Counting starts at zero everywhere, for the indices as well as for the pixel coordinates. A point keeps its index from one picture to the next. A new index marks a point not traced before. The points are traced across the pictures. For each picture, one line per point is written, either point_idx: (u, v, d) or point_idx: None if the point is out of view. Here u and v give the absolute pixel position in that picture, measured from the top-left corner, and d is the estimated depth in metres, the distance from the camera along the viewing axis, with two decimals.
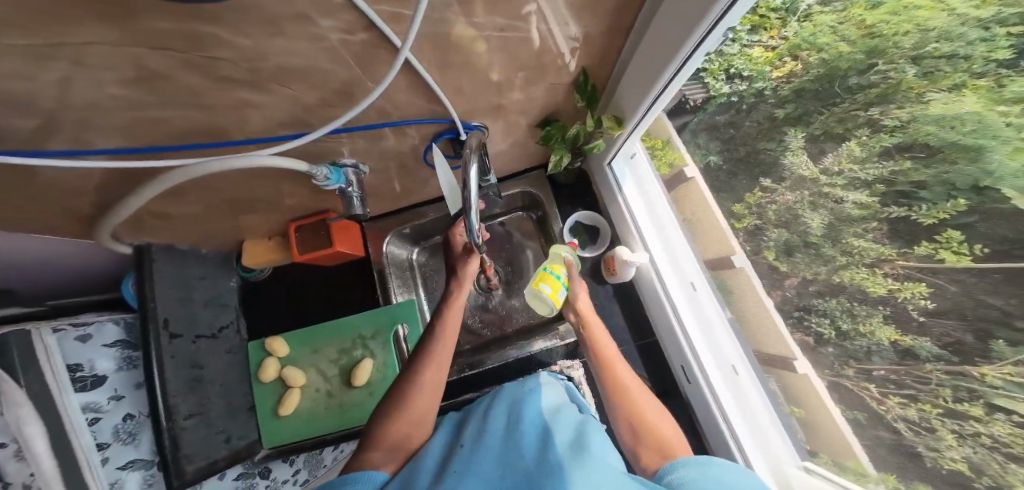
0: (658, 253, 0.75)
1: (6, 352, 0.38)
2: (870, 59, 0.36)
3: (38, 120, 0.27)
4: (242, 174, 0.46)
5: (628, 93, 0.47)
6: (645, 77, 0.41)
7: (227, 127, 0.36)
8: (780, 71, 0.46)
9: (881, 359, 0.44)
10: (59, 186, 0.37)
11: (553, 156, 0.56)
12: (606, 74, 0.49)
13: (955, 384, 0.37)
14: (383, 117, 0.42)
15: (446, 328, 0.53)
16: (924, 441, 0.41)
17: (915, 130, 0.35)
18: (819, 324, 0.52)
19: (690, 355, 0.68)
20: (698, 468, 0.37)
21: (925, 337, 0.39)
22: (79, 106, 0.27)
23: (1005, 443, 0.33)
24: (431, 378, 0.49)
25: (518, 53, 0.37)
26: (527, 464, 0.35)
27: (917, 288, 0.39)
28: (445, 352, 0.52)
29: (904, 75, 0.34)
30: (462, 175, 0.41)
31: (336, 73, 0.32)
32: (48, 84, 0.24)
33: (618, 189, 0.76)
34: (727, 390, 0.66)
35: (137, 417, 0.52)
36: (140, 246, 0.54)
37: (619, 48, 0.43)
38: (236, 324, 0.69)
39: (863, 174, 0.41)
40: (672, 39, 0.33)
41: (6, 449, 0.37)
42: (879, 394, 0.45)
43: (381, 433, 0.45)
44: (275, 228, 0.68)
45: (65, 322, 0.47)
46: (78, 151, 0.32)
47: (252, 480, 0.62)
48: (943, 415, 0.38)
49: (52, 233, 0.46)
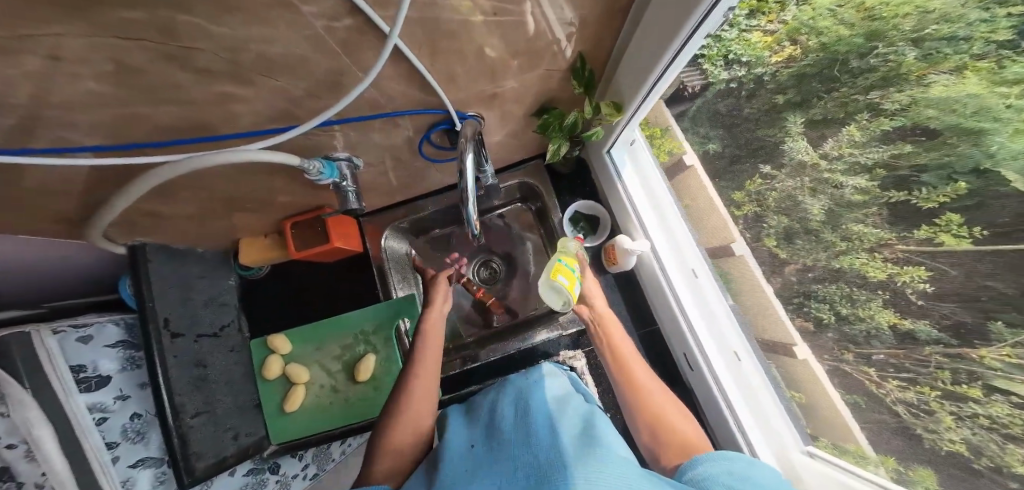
0: (661, 242, 0.74)
1: (9, 357, 0.39)
2: (870, 42, 0.36)
3: (18, 118, 0.27)
4: (234, 170, 0.46)
5: (627, 78, 0.46)
6: (644, 60, 0.40)
7: (214, 122, 0.36)
8: (779, 56, 0.45)
9: (880, 344, 0.44)
10: (48, 184, 0.36)
11: (551, 145, 0.54)
12: (603, 58, 0.48)
13: (955, 367, 0.37)
14: (375, 109, 0.42)
15: (429, 343, 0.55)
16: (923, 423, 0.42)
17: (915, 113, 0.35)
18: (819, 309, 0.52)
19: (692, 341, 0.69)
20: (720, 463, 0.38)
21: (925, 319, 0.39)
22: (57, 103, 0.27)
23: (1003, 423, 0.33)
24: (422, 389, 0.50)
25: (509, 41, 0.37)
26: (535, 456, 0.35)
27: (917, 271, 0.39)
28: (429, 364, 0.53)
29: (904, 58, 0.34)
30: (460, 165, 0.42)
31: (322, 62, 0.31)
32: (23, 79, 0.23)
33: (617, 177, 0.76)
34: (729, 375, 0.66)
35: (144, 416, 0.52)
36: (134, 247, 0.53)
37: (615, 31, 0.42)
38: (237, 323, 0.69)
39: (863, 158, 0.41)
40: (672, 22, 0.32)
41: (15, 451, 0.37)
42: (878, 378, 0.46)
43: (384, 442, 0.46)
44: (271, 226, 0.68)
45: (65, 324, 0.47)
46: (62, 149, 0.32)
47: (263, 474, 0.63)
48: (942, 397, 0.39)
49: (45, 235, 0.46)
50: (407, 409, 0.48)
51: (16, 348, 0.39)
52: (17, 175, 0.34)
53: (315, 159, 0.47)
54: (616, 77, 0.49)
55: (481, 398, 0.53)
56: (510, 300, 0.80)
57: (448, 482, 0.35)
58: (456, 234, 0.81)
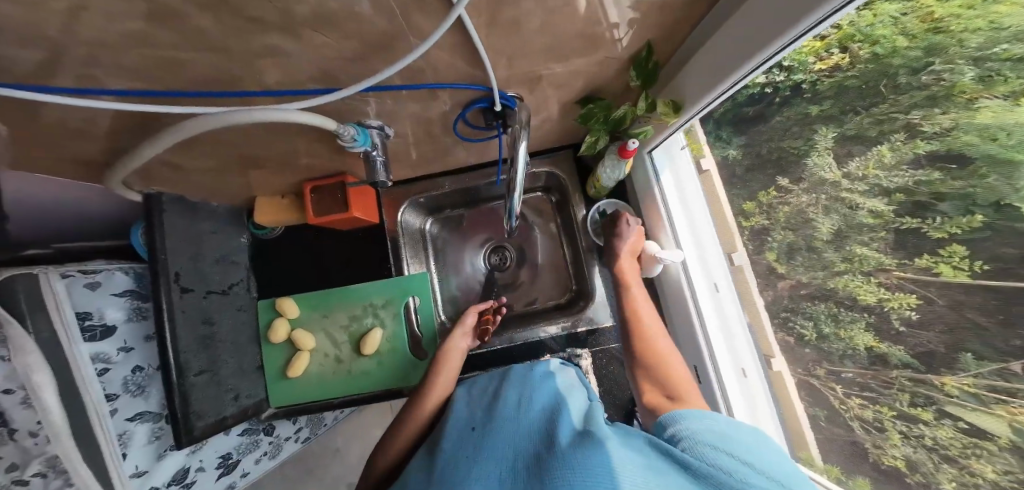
0: (690, 254, 0.70)
1: (14, 299, 0.40)
2: (927, 57, 0.34)
3: (43, 51, 0.25)
4: (262, 128, 0.44)
5: (696, 71, 0.43)
6: (727, 57, 0.36)
7: (246, 76, 0.33)
8: (823, 63, 0.42)
9: (853, 363, 0.47)
10: (68, 125, 0.35)
11: (590, 138, 0.55)
12: (669, 51, 0.46)
13: (915, 391, 0.41)
14: (418, 78, 0.39)
15: (453, 345, 0.62)
16: (872, 439, 0.46)
17: (953, 138, 0.34)
18: (803, 325, 0.54)
19: (707, 355, 0.65)
20: (703, 421, 0.41)
21: (900, 345, 0.41)
22: (85, 41, 0.25)
23: (943, 444, 0.38)
24: (441, 385, 0.56)
25: (571, 20, 0.34)
26: (538, 448, 0.36)
27: (905, 299, 0.40)
28: (452, 363, 0.59)
29: (959, 78, 0.32)
30: (512, 153, 0.44)
31: (375, 22, 0.29)
32: (55, 12, 0.22)
33: (655, 179, 0.71)
34: (739, 394, 0.63)
35: (147, 369, 0.53)
36: (149, 196, 0.50)
37: (688, 16, 0.38)
38: (246, 282, 0.69)
39: (886, 182, 0.40)
40: (769, 31, 0.30)
41: (13, 396, 0.39)
42: (843, 395, 0.49)
43: (403, 425, 0.53)
44: (289, 187, 0.66)
45: (73, 268, 0.47)
46: (84, 90, 0.31)
47: (256, 435, 0.67)
48: (896, 417, 0.43)
49: (60, 174, 0.46)
50: (415, 419, 0.53)
51: (22, 288, 0.40)
52: (37, 110, 0.32)
53: (350, 124, 0.45)
54: (683, 70, 0.45)
55: (484, 379, 0.55)
56: (517, 290, 0.79)
57: (449, 465, 0.37)
58: (471, 214, 0.81)
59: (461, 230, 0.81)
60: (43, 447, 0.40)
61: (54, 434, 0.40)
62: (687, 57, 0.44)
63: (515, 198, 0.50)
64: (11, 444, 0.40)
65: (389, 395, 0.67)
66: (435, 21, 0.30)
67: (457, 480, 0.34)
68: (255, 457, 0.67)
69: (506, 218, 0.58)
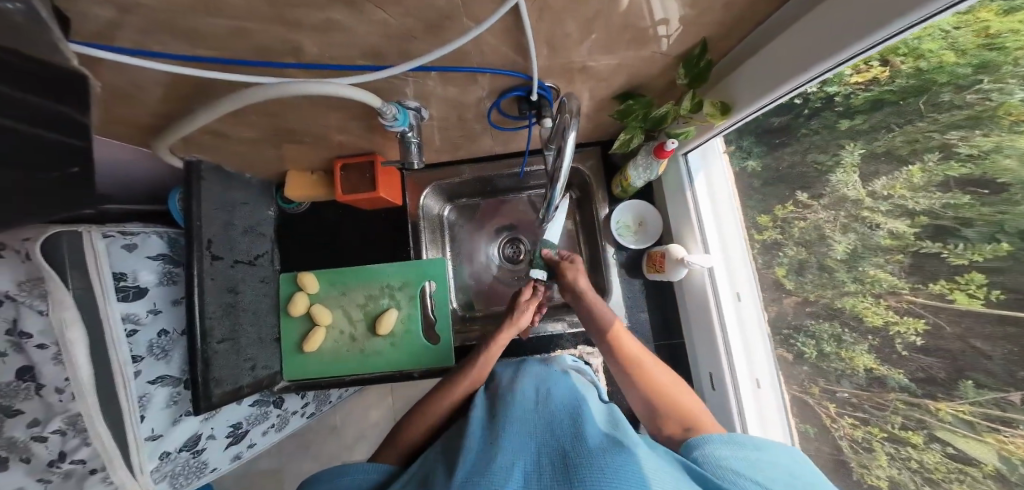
0: (717, 259, 0.66)
1: (58, 249, 0.43)
2: (977, 74, 0.32)
3: (113, 7, 0.25)
4: (303, 102, 0.44)
5: (754, 76, 0.41)
6: (802, 48, 0.34)
7: (298, 48, 0.33)
8: (861, 77, 0.40)
9: (848, 383, 0.48)
10: (126, 90, 0.37)
11: (624, 135, 0.54)
12: (719, 49, 0.45)
13: (907, 414, 0.41)
14: (462, 62, 0.39)
15: (499, 343, 0.61)
16: (859, 458, 0.47)
17: (993, 161, 0.32)
18: (804, 344, 0.55)
19: (724, 364, 0.63)
20: (734, 448, 0.38)
21: (901, 369, 0.42)
22: (155, 2, 0.25)
23: (928, 468, 0.39)
24: (476, 376, 0.57)
25: (625, 9, 0.33)
26: (565, 448, 0.35)
27: (914, 323, 0.40)
28: (497, 349, 0.60)
29: (1009, 98, 0.30)
30: (561, 142, 0.44)
31: (434, 1, 0.28)
32: None
33: (687, 181, 0.69)
34: (752, 406, 0.61)
35: (172, 333, 0.55)
36: (189, 163, 0.50)
37: (740, 16, 0.37)
38: (269, 255, 0.70)
39: (912, 203, 0.39)
40: (853, 29, 0.28)
41: (45, 351, 0.42)
42: (835, 413, 0.51)
43: (427, 410, 0.54)
44: (319, 164, 0.67)
45: (113, 229, 0.50)
46: (147, 52, 0.31)
47: (267, 407, 0.68)
48: (885, 439, 0.44)
49: (115, 138, 0.48)
50: (437, 408, 0.54)
51: (65, 243, 0.44)
52: (96, 74, 0.33)
53: (391, 103, 0.45)
54: (736, 72, 0.45)
55: (503, 368, 0.59)
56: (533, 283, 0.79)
57: (474, 456, 0.35)
58: (488, 204, 0.81)
59: (478, 219, 0.81)
60: (66, 404, 0.43)
61: (81, 392, 0.41)
62: (745, 56, 0.43)
63: (559, 188, 0.50)
64: (36, 399, 0.43)
65: (400, 375, 0.68)
66: (493, 5, 0.29)
67: (486, 472, 0.32)
68: (262, 429, 0.68)
69: (546, 209, 0.58)
